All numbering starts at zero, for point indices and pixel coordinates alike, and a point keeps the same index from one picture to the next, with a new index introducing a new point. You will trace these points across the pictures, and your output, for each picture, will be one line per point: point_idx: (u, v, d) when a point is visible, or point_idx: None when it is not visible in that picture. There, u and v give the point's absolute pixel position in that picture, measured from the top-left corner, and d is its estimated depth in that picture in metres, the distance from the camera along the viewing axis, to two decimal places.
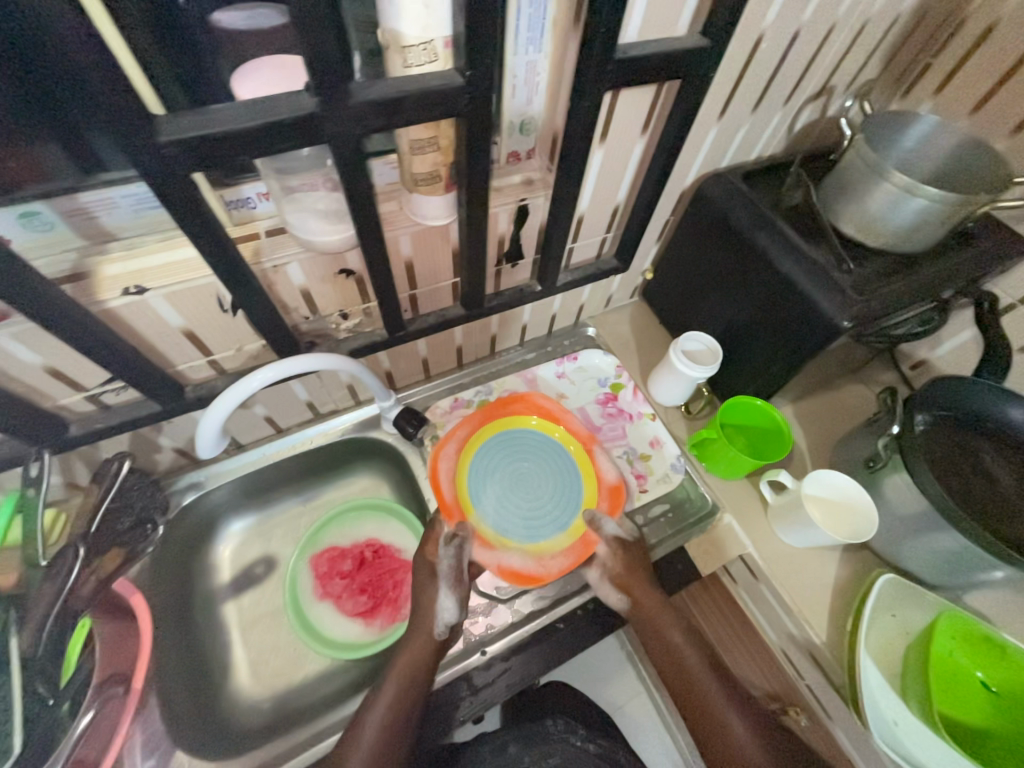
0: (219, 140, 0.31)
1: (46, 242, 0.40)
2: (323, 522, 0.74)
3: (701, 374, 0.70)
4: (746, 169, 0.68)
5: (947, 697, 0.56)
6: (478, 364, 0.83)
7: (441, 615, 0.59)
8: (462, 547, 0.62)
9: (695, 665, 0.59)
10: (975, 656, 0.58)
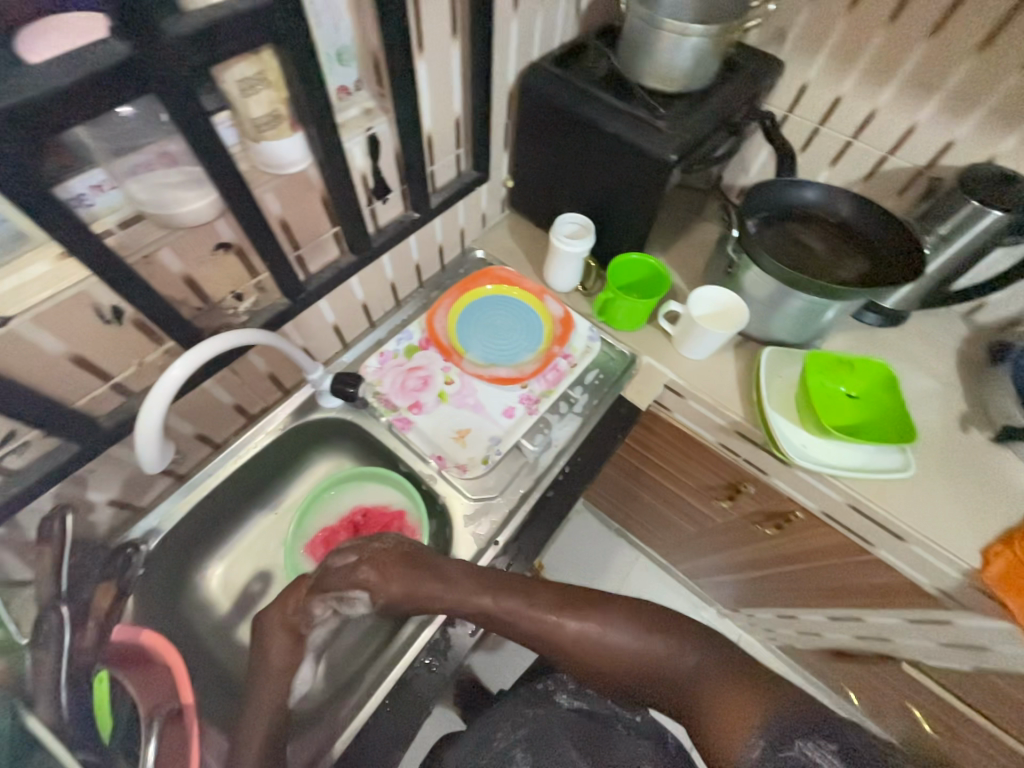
0: (41, 105, 0.32)
1: None
2: (302, 510, 0.75)
3: (584, 247, 0.79)
4: (555, 55, 0.74)
5: (829, 410, 0.75)
6: (389, 318, 0.85)
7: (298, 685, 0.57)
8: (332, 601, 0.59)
9: (564, 623, 0.59)
10: (837, 376, 0.78)
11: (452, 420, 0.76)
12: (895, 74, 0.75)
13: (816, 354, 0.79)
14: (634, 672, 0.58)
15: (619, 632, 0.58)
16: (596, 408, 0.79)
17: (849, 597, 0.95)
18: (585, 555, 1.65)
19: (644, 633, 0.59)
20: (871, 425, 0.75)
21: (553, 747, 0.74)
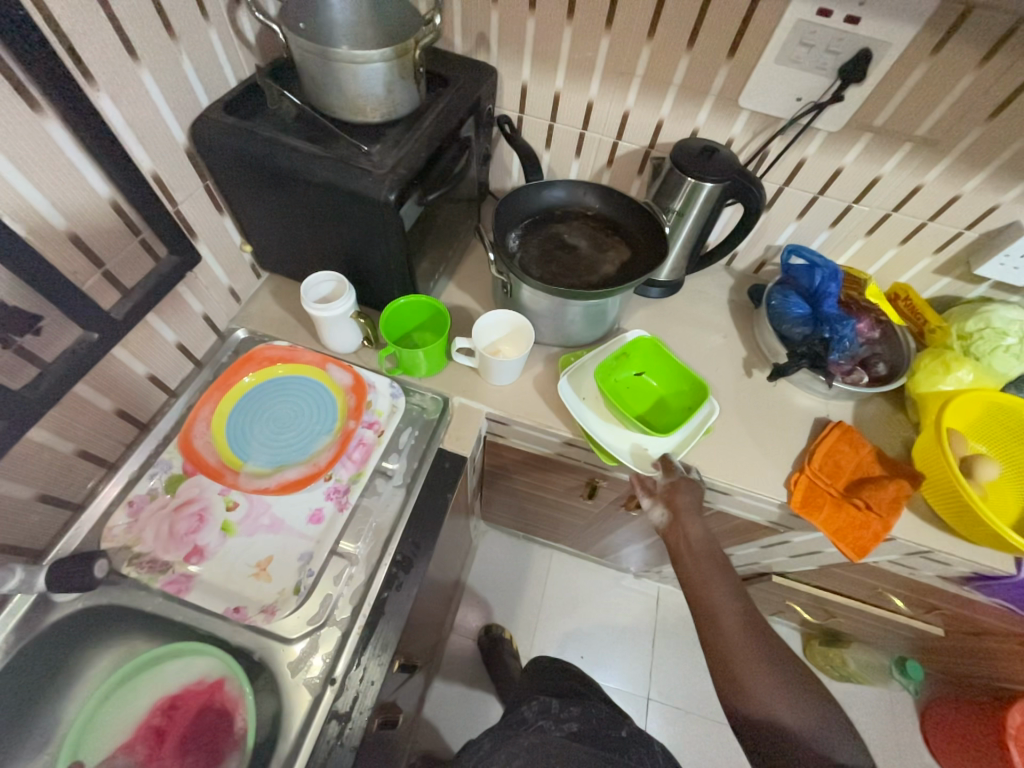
0: None
1: None
2: (75, 741, 0.57)
3: (344, 306, 0.69)
4: (228, 101, 0.62)
5: (632, 399, 0.78)
6: (131, 452, 0.67)
7: None
8: None
9: (716, 582, 0.67)
10: (630, 361, 0.81)
11: (246, 554, 0.63)
12: (594, 65, 0.76)
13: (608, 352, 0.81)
14: (734, 682, 0.61)
15: (750, 676, 0.60)
16: (416, 472, 0.72)
17: (721, 541, 1.00)
18: (502, 572, 1.60)
19: (764, 681, 0.60)
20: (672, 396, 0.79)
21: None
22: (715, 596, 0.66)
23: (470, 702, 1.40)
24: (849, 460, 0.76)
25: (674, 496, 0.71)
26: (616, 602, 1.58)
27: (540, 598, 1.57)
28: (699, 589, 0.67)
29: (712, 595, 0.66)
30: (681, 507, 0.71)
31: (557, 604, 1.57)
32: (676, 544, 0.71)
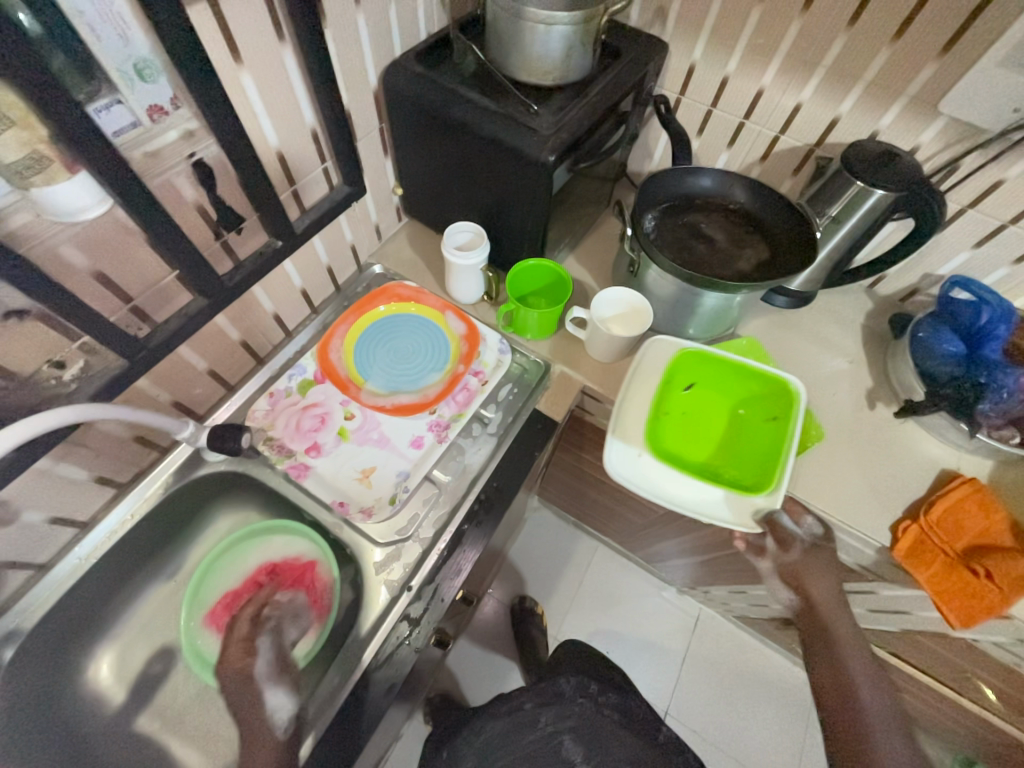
0: None
1: None
2: (198, 577, 0.69)
3: (477, 258, 0.73)
4: (418, 50, 0.68)
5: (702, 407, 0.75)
6: (278, 352, 0.78)
7: (275, 715, 0.59)
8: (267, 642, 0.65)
9: (849, 662, 0.70)
10: (678, 378, 0.77)
11: (354, 460, 0.71)
12: (775, 51, 0.72)
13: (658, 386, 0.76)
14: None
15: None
16: (510, 426, 0.76)
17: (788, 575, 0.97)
18: (546, 552, 1.63)
19: None
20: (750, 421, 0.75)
21: (605, 740, 0.73)
22: (844, 667, 0.70)
23: (494, 664, 1.47)
24: (975, 523, 0.68)
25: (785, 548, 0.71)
26: (653, 611, 1.56)
27: (578, 587, 1.58)
28: (831, 649, 0.71)
29: (846, 668, 0.70)
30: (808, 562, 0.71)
31: (593, 597, 1.57)
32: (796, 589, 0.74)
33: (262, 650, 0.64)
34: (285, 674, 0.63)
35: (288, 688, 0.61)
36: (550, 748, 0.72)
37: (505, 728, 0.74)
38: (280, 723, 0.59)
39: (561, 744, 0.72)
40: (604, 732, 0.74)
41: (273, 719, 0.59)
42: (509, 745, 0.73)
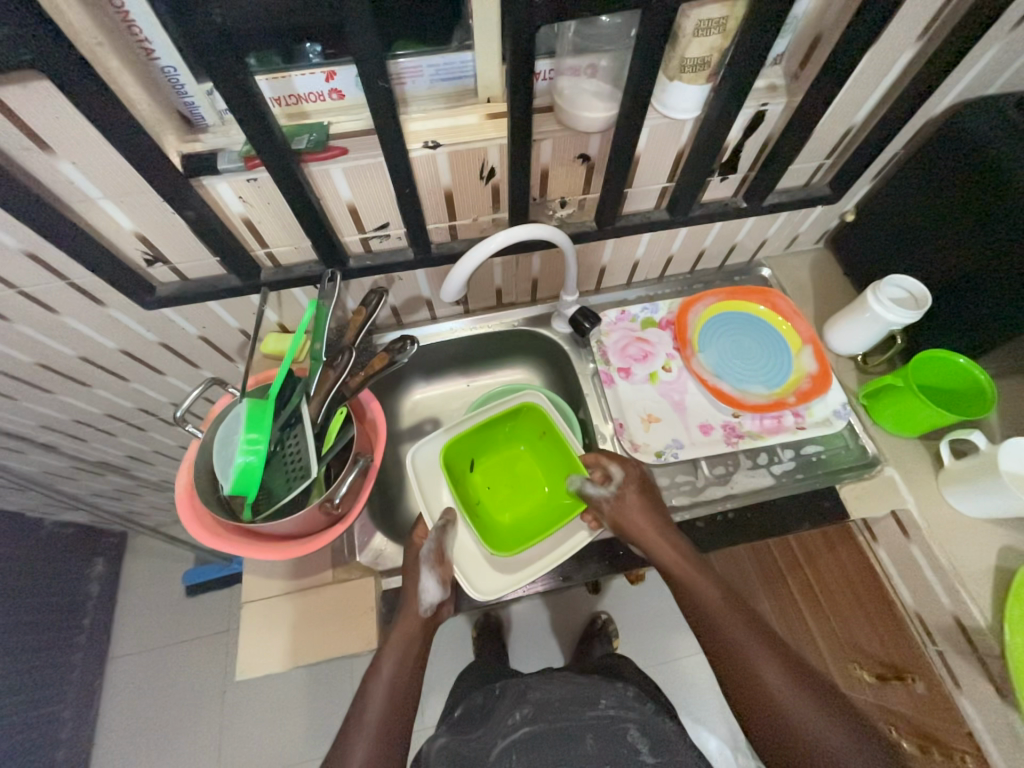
0: None
1: (425, 94, 0.53)
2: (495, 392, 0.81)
3: (899, 318, 0.67)
4: (1020, 97, 0.60)
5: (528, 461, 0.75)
6: (646, 285, 0.87)
7: (424, 595, 0.62)
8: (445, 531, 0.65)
9: (726, 610, 0.58)
10: None
11: (649, 403, 0.77)
12: None
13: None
14: None
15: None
16: (795, 481, 0.72)
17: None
18: (655, 605, 1.52)
19: None
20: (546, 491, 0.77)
21: (671, 748, 0.66)
22: (735, 629, 0.56)
23: (545, 642, 1.48)
24: None
25: (620, 508, 0.64)
26: (710, 752, 1.36)
27: (659, 660, 1.46)
28: (714, 622, 0.57)
29: (740, 644, 0.55)
30: (627, 525, 0.63)
31: (665, 681, 1.44)
32: (678, 584, 0.61)
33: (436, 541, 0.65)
34: (441, 567, 0.64)
35: (439, 579, 0.63)
36: (612, 730, 0.66)
37: (563, 694, 0.71)
38: (426, 603, 0.62)
39: (625, 729, 0.67)
40: (669, 745, 0.66)
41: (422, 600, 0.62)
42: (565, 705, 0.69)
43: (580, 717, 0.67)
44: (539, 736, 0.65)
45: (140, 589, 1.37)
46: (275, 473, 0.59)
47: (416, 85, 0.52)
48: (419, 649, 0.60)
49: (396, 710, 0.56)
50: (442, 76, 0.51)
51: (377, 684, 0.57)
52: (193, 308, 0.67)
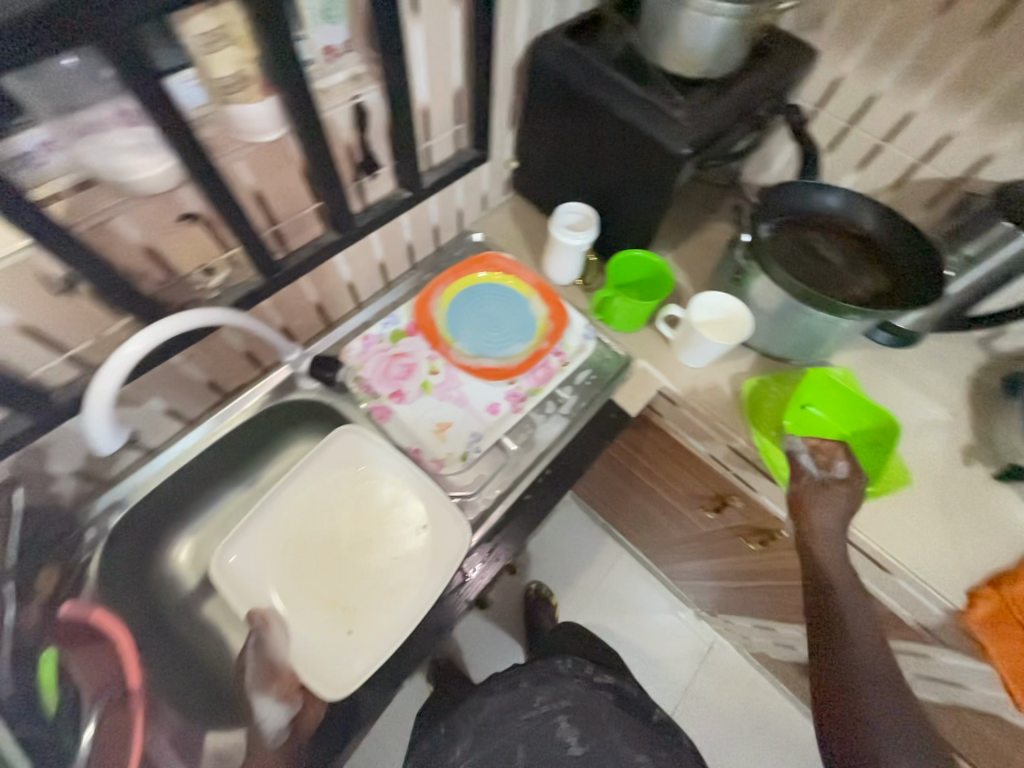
0: None
1: None
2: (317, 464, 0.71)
3: (583, 241, 0.74)
4: (567, 26, 0.68)
5: (378, 514, 0.71)
6: (377, 299, 0.82)
7: (264, 723, 0.55)
8: (261, 637, 0.60)
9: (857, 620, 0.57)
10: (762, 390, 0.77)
11: (433, 413, 0.74)
12: (941, 72, 0.68)
13: (746, 401, 0.76)
14: None
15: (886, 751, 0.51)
16: (583, 411, 0.77)
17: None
18: (568, 546, 1.62)
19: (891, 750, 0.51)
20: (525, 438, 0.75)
21: (600, 723, 0.71)
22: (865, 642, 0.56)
23: (497, 639, 1.48)
24: None
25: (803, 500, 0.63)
26: (665, 627, 1.53)
27: (593, 588, 1.57)
28: (845, 630, 0.57)
29: (850, 635, 0.56)
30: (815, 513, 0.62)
31: (608, 598, 1.56)
32: (833, 611, 0.59)
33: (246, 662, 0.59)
34: (277, 680, 0.58)
35: (280, 696, 0.57)
36: (544, 729, 0.70)
37: (501, 705, 0.72)
38: (271, 730, 0.55)
39: (556, 725, 0.70)
40: (597, 711, 0.72)
41: (261, 727, 0.55)
42: (503, 722, 0.70)
43: (513, 728, 0.70)
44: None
45: None
46: None
47: None
48: None
49: None
50: None
51: None
52: None
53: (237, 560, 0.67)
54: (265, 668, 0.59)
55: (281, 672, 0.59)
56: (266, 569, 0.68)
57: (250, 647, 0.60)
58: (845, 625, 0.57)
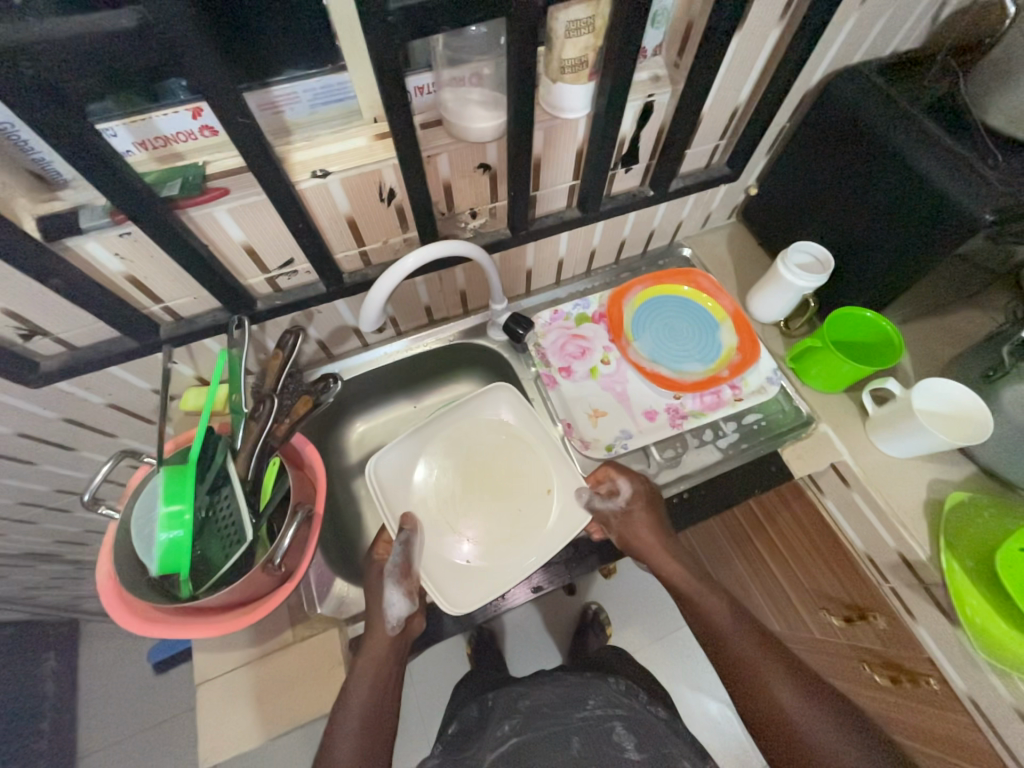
0: (433, 7, 0.38)
1: (320, 118, 0.50)
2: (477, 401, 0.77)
3: (810, 284, 0.70)
4: (880, 63, 0.65)
5: (515, 462, 0.75)
6: (575, 281, 0.88)
7: (392, 609, 0.62)
8: (409, 541, 0.65)
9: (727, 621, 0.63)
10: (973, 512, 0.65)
11: (593, 398, 0.77)
12: None
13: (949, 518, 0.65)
14: None
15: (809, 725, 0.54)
16: (739, 452, 0.74)
17: None
18: (641, 585, 1.54)
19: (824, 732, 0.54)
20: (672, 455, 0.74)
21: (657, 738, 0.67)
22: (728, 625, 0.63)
23: (541, 639, 1.47)
24: None
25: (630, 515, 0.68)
26: (714, 719, 1.39)
27: (653, 638, 1.48)
28: (702, 608, 0.65)
29: (721, 629, 0.63)
30: (633, 536, 0.68)
31: (664, 658, 1.45)
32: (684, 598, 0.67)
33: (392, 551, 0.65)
34: (408, 580, 0.64)
35: (405, 592, 0.63)
36: (597, 731, 0.66)
37: (556, 700, 0.73)
38: (393, 618, 0.62)
39: (611, 729, 0.66)
40: (652, 730, 0.68)
41: (388, 612, 0.61)
42: (559, 712, 0.70)
43: (568, 720, 0.68)
44: (531, 738, 0.66)
45: (101, 675, 1.25)
46: (210, 543, 0.55)
47: (298, 111, 0.49)
48: (392, 668, 0.60)
49: (370, 744, 0.55)
50: (322, 98, 0.48)
51: (346, 719, 0.56)
52: (92, 379, 0.60)
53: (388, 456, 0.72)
54: (403, 566, 0.65)
55: (413, 574, 0.65)
56: (407, 478, 0.73)
57: (398, 544, 0.65)
58: (708, 618, 0.64)
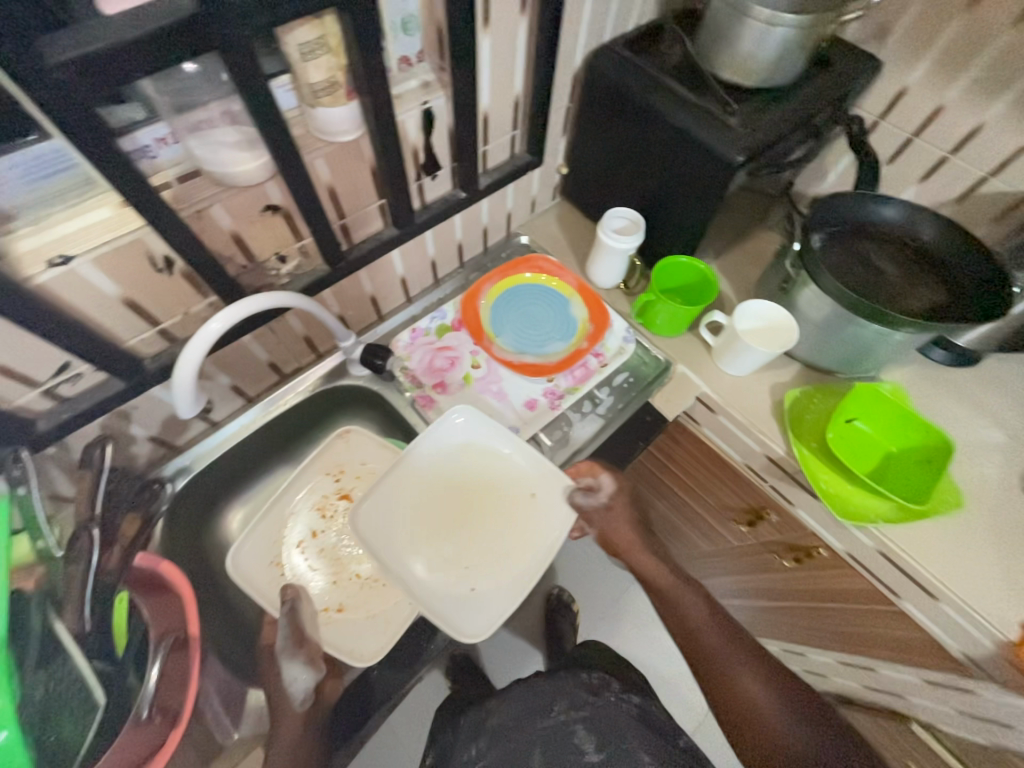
0: (110, 55, 0.33)
1: (47, 192, 0.41)
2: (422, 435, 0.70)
3: (630, 245, 0.76)
4: (627, 38, 0.71)
5: (479, 483, 0.71)
6: (426, 294, 0.86)
7: (292, 687, 0.60)
8: (295, 607, 0.63)
9: (692, 612, 0.72)
10: (807, 402, 0.76)
11: (473, 405, 0.77)
12: (1014, 84, 0.66)
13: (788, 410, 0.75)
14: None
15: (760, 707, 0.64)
16: (619, 413, 0.78)
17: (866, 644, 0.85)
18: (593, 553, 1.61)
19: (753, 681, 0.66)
20: (561, 435, 0.77)
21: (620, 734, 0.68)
22: (696, 614, 0.72)
23: (516, 644, 1.47)
24: None
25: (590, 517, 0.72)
26: None
27: (616, 597, 1.55)
28: (667, 612, 0.73)
29: (692, 622, 0.72)
30: (613, 531, 0.74)
31: (631, 610, 1.53)
32: (664, 599, 0.74)
33: (280, 622, 0.63)
34: (302, 649, 0.61)
35: (306, 661, 0.61)
36: (561, 737, 0.67)
37: (517, 713, 0.73)
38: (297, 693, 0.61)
39: (574, 732, 0.67)
40: (617, 723, 0.69)
41: (289, 689, 0.60)
42: (521, 727, 0.70)
43: (527, 733, 0.69)
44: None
45: None
46: (59, 724, 0.41)
47: (8, 190, 0.39)
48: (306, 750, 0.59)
49: None
50: (37, 173, 0.40)
51: None
52: None
53: (269, 548, 0.73)
54: (293, 636, 0.62)
55: (307, 640, 0.62)
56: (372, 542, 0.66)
57: (284, 613, 0.63)
58: (684, 618, 0.72)
